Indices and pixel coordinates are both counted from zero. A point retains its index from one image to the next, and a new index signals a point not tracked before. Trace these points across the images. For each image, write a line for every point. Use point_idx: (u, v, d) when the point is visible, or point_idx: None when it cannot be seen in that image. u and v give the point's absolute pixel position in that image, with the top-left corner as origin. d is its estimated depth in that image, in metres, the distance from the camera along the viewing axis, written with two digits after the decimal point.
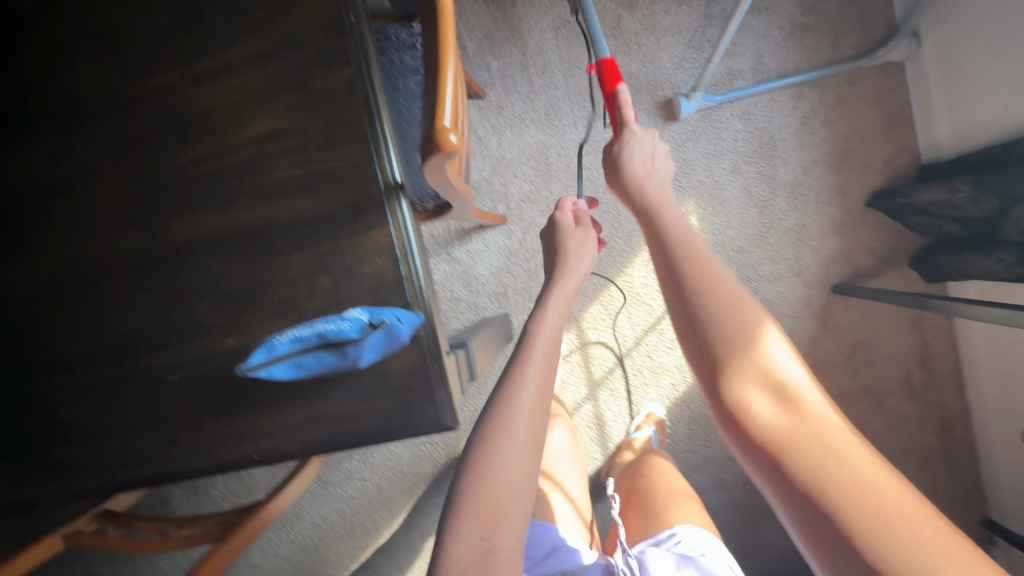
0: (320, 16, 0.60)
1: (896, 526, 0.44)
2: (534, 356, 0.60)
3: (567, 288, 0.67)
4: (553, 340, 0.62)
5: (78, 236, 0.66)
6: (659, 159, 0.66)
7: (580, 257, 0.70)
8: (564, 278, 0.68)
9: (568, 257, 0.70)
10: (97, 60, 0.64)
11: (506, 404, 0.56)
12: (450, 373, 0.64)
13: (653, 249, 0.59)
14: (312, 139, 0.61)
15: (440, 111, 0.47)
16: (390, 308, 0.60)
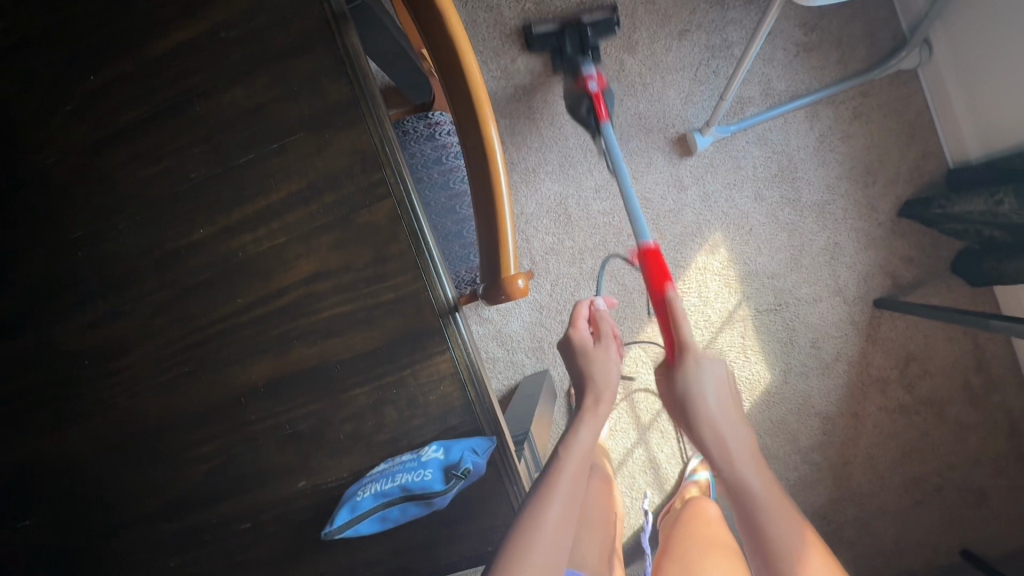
0: (355, 151, 0.59)
1: None
2: (565, 482, 0.58)
3: (597, 414, 0.64)
4: (579, 469, 0.60)
5: (136, 395, 0.66)
6: (717, 378, 0.66)
7: (606, 376, 0.64)
8: (591, 400, 0.64)
9: (595, 377, 0.64)
10: (135, 219, 0.64)
11: (528, 530, 0.54)
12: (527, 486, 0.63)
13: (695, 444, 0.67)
14: (360, 274, 0.61)
15: (504, 258, 0.48)
16: (462, 438, 0.59)
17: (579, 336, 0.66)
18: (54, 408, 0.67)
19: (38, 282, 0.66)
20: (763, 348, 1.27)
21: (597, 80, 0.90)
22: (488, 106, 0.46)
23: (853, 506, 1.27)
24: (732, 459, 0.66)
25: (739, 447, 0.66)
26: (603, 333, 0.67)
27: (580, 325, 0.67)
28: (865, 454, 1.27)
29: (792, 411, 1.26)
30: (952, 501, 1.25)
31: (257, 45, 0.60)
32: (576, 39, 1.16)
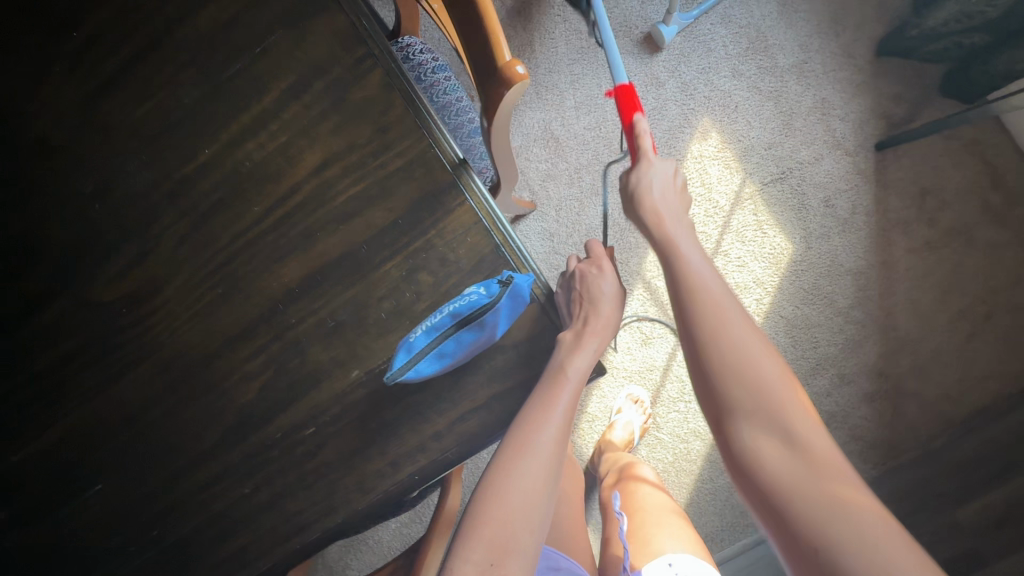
0: (334, 34, 0.61)
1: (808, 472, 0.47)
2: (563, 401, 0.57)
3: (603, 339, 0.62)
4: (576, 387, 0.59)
5: (178, 330, 0.67)
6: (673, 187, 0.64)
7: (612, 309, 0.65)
8: (595, 327, 0.62)
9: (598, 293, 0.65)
10: (142, 158, 0.65)
11: (526, 439, 0.56)
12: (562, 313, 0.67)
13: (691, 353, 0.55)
14: (366, 149, 0.62)
15: (496, 46, 0.47)
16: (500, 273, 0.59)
17: (583, 272, 0.67)
18: (100, 369, 0.68)
19: (64, 247, 0.68)
20: (778, 220, 1.27)
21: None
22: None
23: (907, 355, 1.25)
24: (689, 276, 0.58)
25: (680, 234, 0.62)
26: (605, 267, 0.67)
27: (603, 266, 0.67)
28: (907, 299, 1.25)
29: (822, 273, 1.26)
30: (1006, 326, 1.24)
31: None
32: None
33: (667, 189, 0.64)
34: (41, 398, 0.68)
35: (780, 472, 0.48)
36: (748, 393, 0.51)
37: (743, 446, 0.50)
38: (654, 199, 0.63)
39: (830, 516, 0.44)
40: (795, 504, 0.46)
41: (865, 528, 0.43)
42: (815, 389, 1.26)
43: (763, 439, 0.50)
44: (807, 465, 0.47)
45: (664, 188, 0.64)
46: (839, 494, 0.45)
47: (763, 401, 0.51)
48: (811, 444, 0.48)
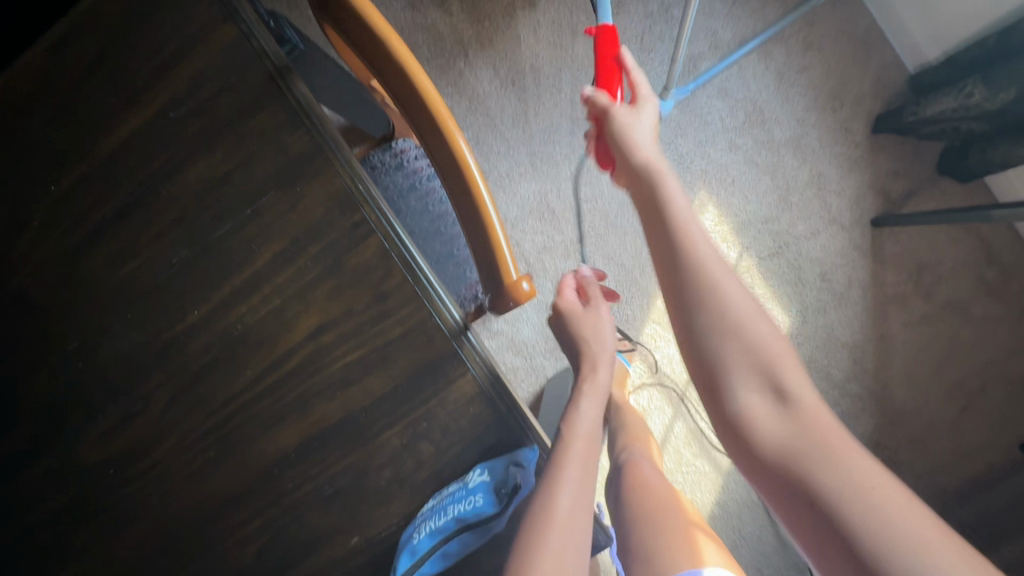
0: (329, 198, 0.59)
1: (829, 450, 0.48)
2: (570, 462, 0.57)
3: (594, 382, 0.71)
4: (588, 439, 0.63)
5: (167, 492, 0.63)
6: (642, 128, 0.70)
7: (600, 342, 0.72)
8: (588, 369, 0.72)
9: (588, 344, 0.72)
10: (128, 317, 0.63)
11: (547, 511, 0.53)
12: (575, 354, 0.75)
13: (678, 322, 0.58)
14: (364, 316, 0.59)
15: (504, 265, 0.46)
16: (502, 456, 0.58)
17: (569, 305, 0.74)
18: (82, 532, 0.64)
19: (42, 405, 0.64)
20: (776, 293, 1.24)
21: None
22: (443, 107, 0.45)
23: (904, 427, 1.24)
24: (690, 254, 0.59)
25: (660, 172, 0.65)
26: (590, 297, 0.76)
27: (567, 293, 0.75)
28: (902, 373, 1.25)
29: (820, 348, 1.24)
30: (1000, 398, 1.24)
31: (211, 117, 0.59)
32: None
33: (652, 147, 0.68)
34: (18, 563, 0.64)
35: (761, 421, 0.52)
36: (731, 344, 0.55)
37: (734, 407, 0.54)
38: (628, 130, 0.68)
39: (821, 459, 0.48)
40: (782, 465, 0.49)
41: (858, 474, 0.46)
42: None
43: (760, 403, 0.53)
44: (789, 403, 0.52)
45: (647, 142, 0.68)
46: (794, 462, 0.49)
47: (764, 372, 0.54)
48: (803, 400, 0.52)
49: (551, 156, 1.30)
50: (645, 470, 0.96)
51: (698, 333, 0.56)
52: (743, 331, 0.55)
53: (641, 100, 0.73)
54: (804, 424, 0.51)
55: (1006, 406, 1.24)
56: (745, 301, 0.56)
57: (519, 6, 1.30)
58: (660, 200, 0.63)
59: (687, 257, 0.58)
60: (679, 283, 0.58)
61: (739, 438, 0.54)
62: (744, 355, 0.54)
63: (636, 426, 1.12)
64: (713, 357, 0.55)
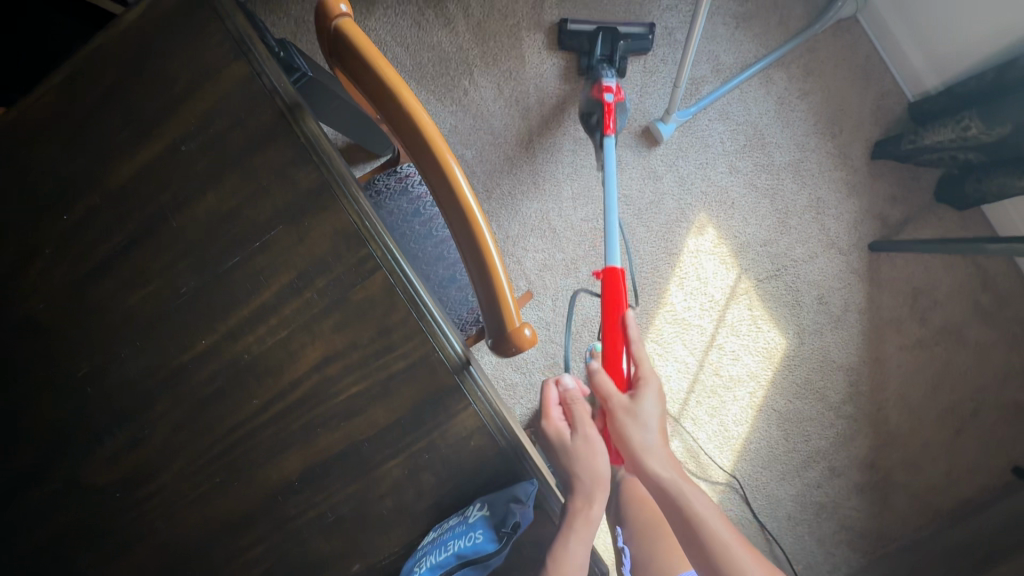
0: (336, 233, 0.60)
1: None
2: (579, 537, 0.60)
3: (588, 518, 0.62)
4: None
5: (172, 517, 0.64)
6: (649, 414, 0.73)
7: (594, 476, 0.67)
8: (580, 502, 0.63)
9: (583, 478, 0.67)
10: (137, 344, 0.64)
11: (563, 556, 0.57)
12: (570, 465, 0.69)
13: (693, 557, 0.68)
14: (369, 349, 0.61)
15: (507, 312, 0.48)
16: (503, 490, 0.59)
17: (558, 429, 0.72)
18: (88, 555, 0.65)
19: (50, 428, 0.65)
20: (771, 315, 1.27)
21: (614, 92, 1.04)
22: (450, 156, 0.47)
23: (896, 449, 1.26)
24: (684, 506, 0.69)
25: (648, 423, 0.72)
26: (575, 418, 0.72)
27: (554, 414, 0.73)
28: (897, 396, 1.26)
29: (815, 369, 1.26)
30: (993, 423, 1.25)
31: (222, 151, 0.61)
32: (607, 43, 1.24)
33: (658, 441, 0.72)
34: None
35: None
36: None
37: None
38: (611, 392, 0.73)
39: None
40: None
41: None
42: (806, 480, 1.25)
43: None
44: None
45: (652, 442, 0.72)
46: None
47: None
48: None
49: (553, 175, 1.31)
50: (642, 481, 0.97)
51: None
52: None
53: (642, 380, 0.74)
54: None
55: (999, 431, 1.25)
56: (719, 519, 0.70)
57: (523, 27, 1.32)
58: (652, 462, 0.71)
59: (680, 501, 0.70)
60: (685, 531, 0.69)
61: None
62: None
63: None
64: None
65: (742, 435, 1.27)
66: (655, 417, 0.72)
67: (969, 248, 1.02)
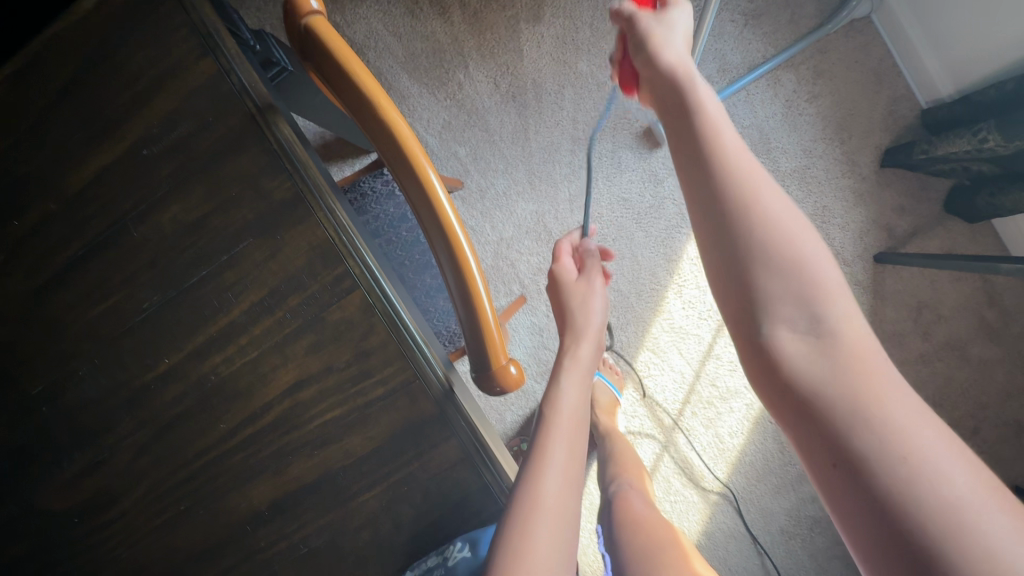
0: (311, 249, 0.55)
1: (853, 377, 0.42)
2: (558, 441, 0.60)
3: (577, 357, 0.69)
4: (567, 417, 0.63)
5: (135, 544, 0.60)
6: (683, 46, 0.55)
7: (587, 320, 0.71)
8: (570, 339, 0.71)
9: (576, 316, 0.72)
10: (96, 361, 0.59)
11: (536, 495, 0.53)
12: (577, 309, 0.72)
13: (699, 217, 0.48)
14: (345, 373, 0.57)
15: (493, 348, 0.45)
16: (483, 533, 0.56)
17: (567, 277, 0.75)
18: None
19: (5, 448, 0.61)
20: None
21: None
22: (434, 175, 0.42)
23: None
24: (725, 168, 0.47)
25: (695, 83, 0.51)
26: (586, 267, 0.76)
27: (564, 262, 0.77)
28: None
29: None
30: (994, 441, 1.22)
31: (188, 155, 0.56)
32: None
33: (683, 52, 0.53)
34: None
35: (805, 370, 0.43)
36: (770, 259, 0.45)
37: (767, 335, 0.45)
38: (643, 22, 0.55)
39: (854, 416, 0.41)
40: (828, 426, 0.42)
41: (893, 421, 0.40)
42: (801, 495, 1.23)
43: (788, 330, 0.44)
44: (826, 342, 0.43)
45: (678, 47, 0.53)
46: (869, 393, 0.41)
47: (787, 265, 0.44)
48: (839, 337, 0.43)
49: (550, 174, 1.26)
50: (635, 502, 0.91)
51: (735, 284, 0.46)
52: (790, 255, 0.45)
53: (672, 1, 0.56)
54: (841, 356, 0.43)
55: (1000, 450, 1.22)
56: (782, 209, 0.46)
57: (522, 19, 1.26)
58: (687, 109, 0.50)
59: (716, 176, 0.47)
60: (707, 182, 0.47)
61: (781, 393, 0.45)
62: (778, 265, 0.44)
63: (627, 456, 1.06)
64: (758, 262, 0.45)
65: (737, 447, 1.25)
66: (686, 32, 0.54)
67: (976, 266, 0.98)
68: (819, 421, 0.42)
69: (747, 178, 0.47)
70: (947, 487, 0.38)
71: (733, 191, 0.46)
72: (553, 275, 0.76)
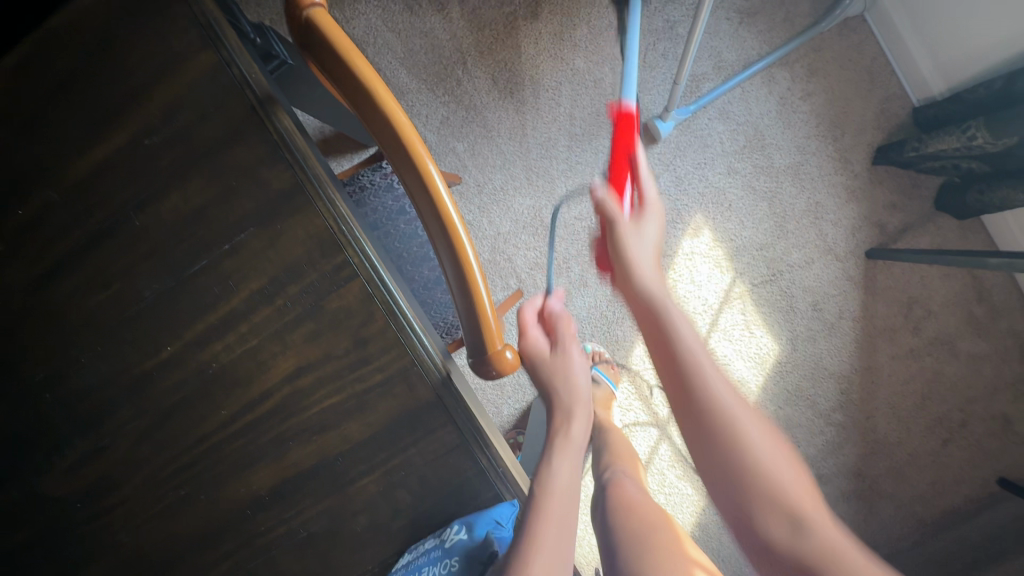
0: (310, 238, 0.56)
1: (824, 560, 0.48)
2: (550, 529, 0.53)
3: (570, 436, 0.63)
4: (565, 500, 0.57)
5: (136, 530, 0.61)
6: (649, 245, 0.63)
7: (573, 393, 0.64)
8: (561, 419, 0.64)
9: (560, 394, 0.64)
10: (97, 349, 0.60)
11: None
12: (557, 379, 0.64)
13: (689, 434, 0.55)
14: (343, 361, 0.58)
15: (489, 333, 0.46)
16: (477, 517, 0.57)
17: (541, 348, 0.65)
18: (47, 568, 0.61)
19: (8, 435, 0.62)
20: (765, 320, 1.24)
21: None
22: (430, 163, 0.43)
23: (885, 459, 1.24)
24: (699, 389, 0.54)
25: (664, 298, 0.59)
26: (559, 335, 0.65)
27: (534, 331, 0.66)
28: (887, 406, 1.25)
29: (808, 376, 1.24)
30: (981, 435, 1.24)
31: (189, 145, 0.57)
32: None
33: (654, 271, 0.61)
34: None
35: (781, 544, 0.50)
36: (743, 470, 0.51)
37: (766, 540, 0.51)
38: (613, 216, 0.62)
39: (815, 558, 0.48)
40: None
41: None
42: None
43: (778, 533, 0.50)
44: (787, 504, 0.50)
45: (644, 254, 0.62)
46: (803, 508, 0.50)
47: (767, 491, 0.51)
48: (811, 526, 0.49)
49: (546, 170, 1.27)
50: (628, 490, 0.91)
51: (712, 463, 0.53)
52: (755, 454, 0.52)
53: (646, 205, 0.64)
54: (811, 540, 0.49)
55: (988, 444, 1.24)
56: (738, 404, 0.54)
57: (520, 15, 1.27)
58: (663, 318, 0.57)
59: (692, 392, 0.54)
60: (695, 419, 0.54)
61: (753, 546, 0.52)
62: (740, 458, 0.52)
63: (620, 447, 1.07)
64: (731, 461, 0.52)
65: None
66: (657, 239, 0.63)
67: (964, 261, 1.00)
68: None
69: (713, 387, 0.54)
70: None
71: (703, 405, 0.53)
72: (524, 350, 0.64)
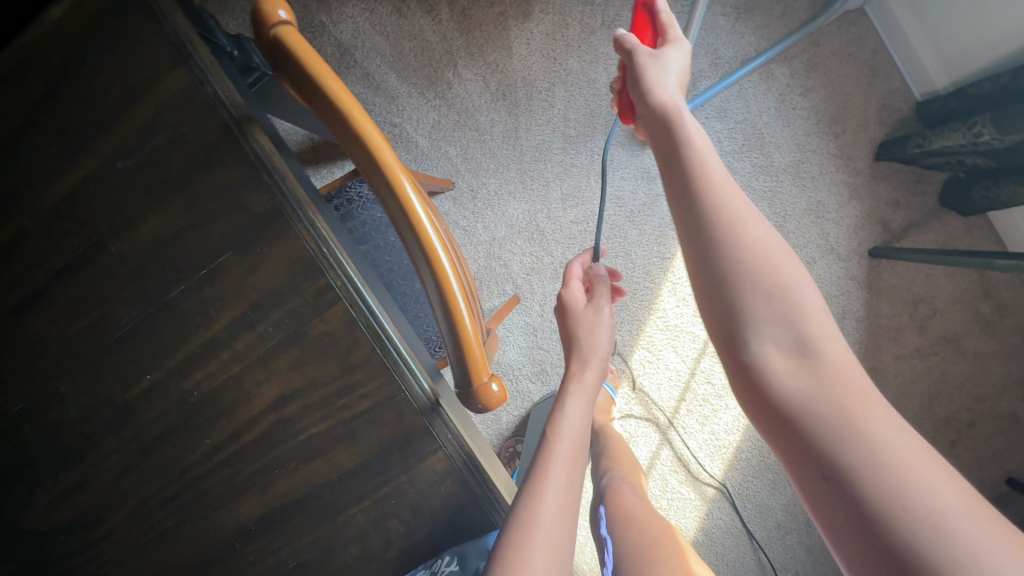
0: (291, 262, 0.54)
1: (849, 416, 0.42)
2: (559, 462, 0.58)
3: (582, 382, 0.68)
4: (573, 440, 0.62)
5: (123, 563, 0.59)
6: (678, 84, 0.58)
7: (595, 345, 0.70)
8: (578, 365, 0.69)
9: (583, 343, 0.70)
10: (76, 380, 0.58)
11: (534, 507, 0.52)
12: (587, 341, 0.70)
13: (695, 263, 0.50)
14: (330, 388, 0.56)
15: (475, 367, 0.44)
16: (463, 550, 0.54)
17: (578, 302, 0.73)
18: None
19: None
20: None
21: None
22: (411, 193, 0.41)
23: None
24: (716, 202, 0.50)
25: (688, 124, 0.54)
26: (596, 294, 0.73)
27: (574, 287, 0.75)
28: (892, 407, 1.23)
29: None
30: (989, 434, 1.22)
31: (164, 168, 0.55)
32: None
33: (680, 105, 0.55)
34: None
35: (794, 387, 0.45)
36: (747, 284, 0.47)
37: (783, 386, 0.45)
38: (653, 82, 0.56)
39: (833, 412, 0.43)
40: (819, 424, 0.43)
41: (889, 441, 0.41)
42: None
43: (778, 357, 0.46)
44: (807, 351, 0.46)
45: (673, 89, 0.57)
46: (859, 414, 0.43)
47: (775, 301, 0.47)
48: (826, 359, 0.45)
49: (541, 174, 1.24)
50: (626, 495, 0.90)
51: (716, 282, 0.48)
52: (772, 281, 0.47)
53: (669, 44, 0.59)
54: (829, 381, 0.44)
55: (995, 443, 1.22)
56: (760, 230, 0.49)
57: (511, 15, 1.24)
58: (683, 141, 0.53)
59: (704, 205, 0.50)
60: (706, 227, 0.49)
61: (764, 394, 0.47)
62: (762, 291, 0.47)
63: (622, 451, 1.07)
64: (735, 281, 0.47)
65: (733, 444, 1.25)
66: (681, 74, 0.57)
67: (971, 261, 0.97)
68: (822, 457, 0.42)
69: (739, 215, 0.49)
70: (960, 530, 0.37)
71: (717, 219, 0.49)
72: (564, 298, 0.73)
